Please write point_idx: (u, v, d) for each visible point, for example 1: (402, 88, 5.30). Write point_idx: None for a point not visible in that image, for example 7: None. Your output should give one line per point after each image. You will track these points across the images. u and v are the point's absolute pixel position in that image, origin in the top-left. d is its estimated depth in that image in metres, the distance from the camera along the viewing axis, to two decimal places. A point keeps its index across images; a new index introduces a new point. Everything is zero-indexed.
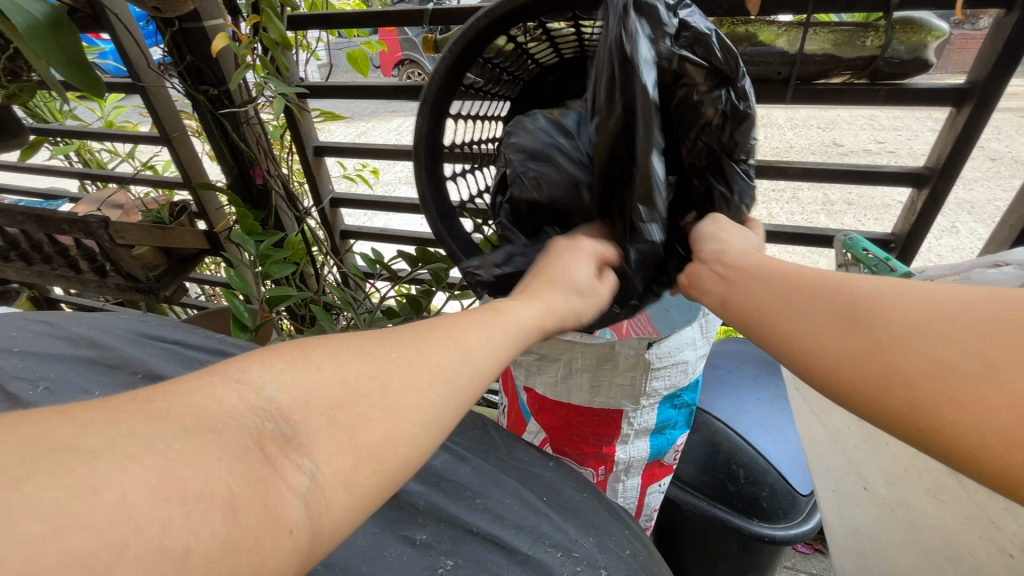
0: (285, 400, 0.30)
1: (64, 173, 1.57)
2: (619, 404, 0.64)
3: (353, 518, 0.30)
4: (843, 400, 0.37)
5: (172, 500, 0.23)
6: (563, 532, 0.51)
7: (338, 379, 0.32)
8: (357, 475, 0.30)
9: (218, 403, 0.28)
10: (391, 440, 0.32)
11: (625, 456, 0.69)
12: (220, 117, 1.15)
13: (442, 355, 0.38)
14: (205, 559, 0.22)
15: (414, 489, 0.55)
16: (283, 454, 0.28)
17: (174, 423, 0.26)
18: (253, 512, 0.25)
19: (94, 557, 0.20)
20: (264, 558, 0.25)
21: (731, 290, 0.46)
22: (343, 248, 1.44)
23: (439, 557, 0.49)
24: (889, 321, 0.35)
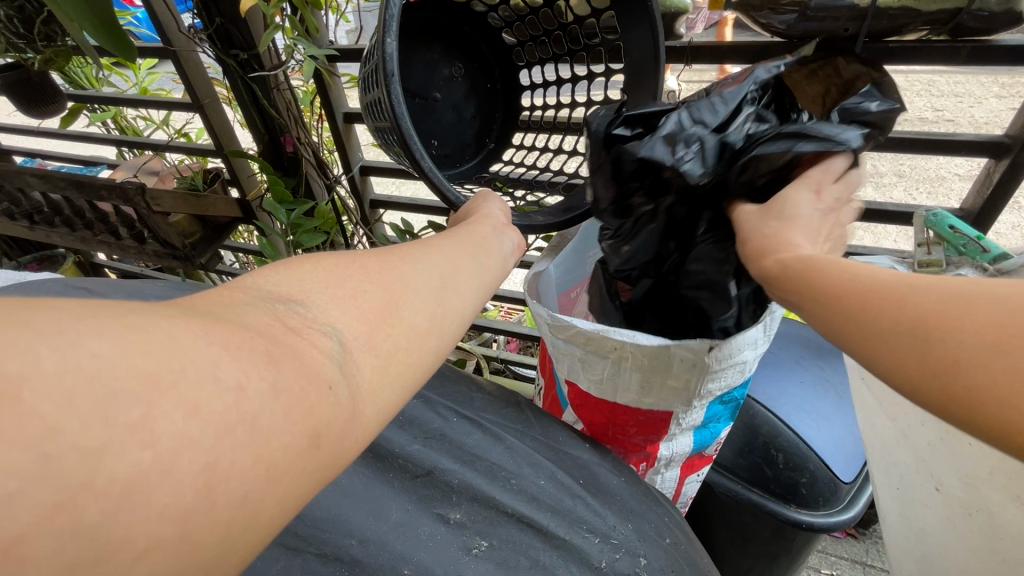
0: (284, 288, 0.30)
1: (103, 140, 1.59)
2: (671, 406, 0.60)
3: (390, 381, 0.31)
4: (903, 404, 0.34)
5: (218, 343, 0.24)
6: (601, 517, 0.50)
7: (318, 268, 0.33)
8: (377, 338, 0.31)
9: (223, 297, 0.29)
10: (392, 304, 0.33)
11: (667, 453, 0.67)
12: (251, 82, 1.12)
13: (415, 249, 0.39)
14: (258, 395, 0.24)
15: (447, 468, 0.54)
16: (304, 323, 0.29)
17: (200, 307, 0.27)
18: (289, 363, 0.26)
19: (159, 378, 0.22)
20: (311, 407, 0.26)
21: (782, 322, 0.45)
22: (372, 218, 1.43)
23: (472, 539, 0.48)
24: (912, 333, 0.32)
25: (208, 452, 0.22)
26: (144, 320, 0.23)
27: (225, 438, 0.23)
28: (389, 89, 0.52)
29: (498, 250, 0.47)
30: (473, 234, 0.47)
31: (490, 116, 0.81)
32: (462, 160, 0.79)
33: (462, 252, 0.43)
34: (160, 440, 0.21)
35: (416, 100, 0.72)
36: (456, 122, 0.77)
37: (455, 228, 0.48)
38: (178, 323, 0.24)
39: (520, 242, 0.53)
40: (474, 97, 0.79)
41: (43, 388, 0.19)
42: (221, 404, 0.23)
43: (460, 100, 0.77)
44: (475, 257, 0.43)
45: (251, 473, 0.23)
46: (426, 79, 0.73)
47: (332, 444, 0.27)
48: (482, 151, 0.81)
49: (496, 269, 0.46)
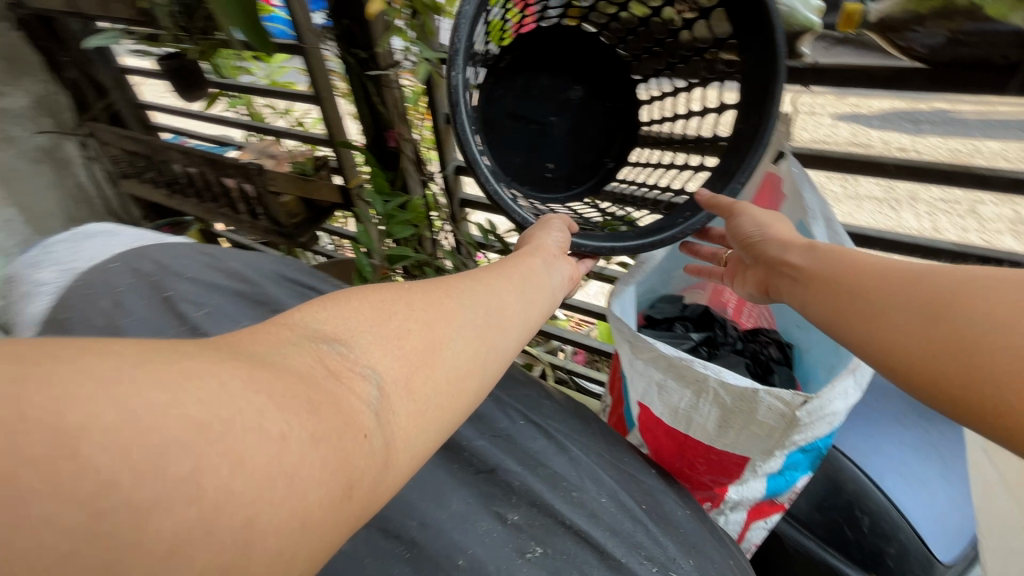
0: (329, 328, 0.34)
1: (233, 125, 1.77)
2: (749, 452, 0.57)
3: (423, 424, 0.34)
4: (916, 380, 0.43)
5: (264, 393, 0.27)
6: (659, 545, 0.52)
7: (363, 306, 0.36)
8: (414, 379, 0.34)
9: (272, 338, 0.32)
10: (431, 345, 0.36)
11: (736, 496, 0.64)
12: (367, 79, 1.21)
13: (461, 282, 0.42)
14: (296, 447, 0.27)
15: (511, 468, 0.57)
16: (345, 367, 0.32)
17: (247, 349, 0.30)
18: (328, 414, 0.29)
19: (210, 428, 0.24)
20: (345, 456, 0.29)
21: (805, 287, 0.54)
22: (460, 216, 1.48)
23: (529, 540, 0.52)
24: (946, 286, 0.43)
25: (247, 505, 0.24)
26: (198, 368, 0.26)
27: (265, 491, 0.25)
28: (461, 133, 0.54)
29: (547, 285, 0.50)
30: (522, 265, 0.49)
31: (607, 136, 0.82)
32: (578, 180, 0.82)
33: (509, 283, 0.46)
34: (206, 493, 0.23)
35: (529, 125, 0.78)
36: (572, 143, 0.80)
37: (507, 259, 0.51)
38: (227, 372, 0.27)
39: (572, 273, 0.57)
40: (594, 117, 0.81)
41: (100, 443, 0.22)
42: (263, 456, 0.25)
43: (576, 121, 0.80)
44: (521, 291, 0.46)
45: (287, 524, 0.26)
46: (541, 104, 0.78)
47: (359, 497, 0.29)
48: (600, 171, 0.82)
49: (544, 302, 0.48)
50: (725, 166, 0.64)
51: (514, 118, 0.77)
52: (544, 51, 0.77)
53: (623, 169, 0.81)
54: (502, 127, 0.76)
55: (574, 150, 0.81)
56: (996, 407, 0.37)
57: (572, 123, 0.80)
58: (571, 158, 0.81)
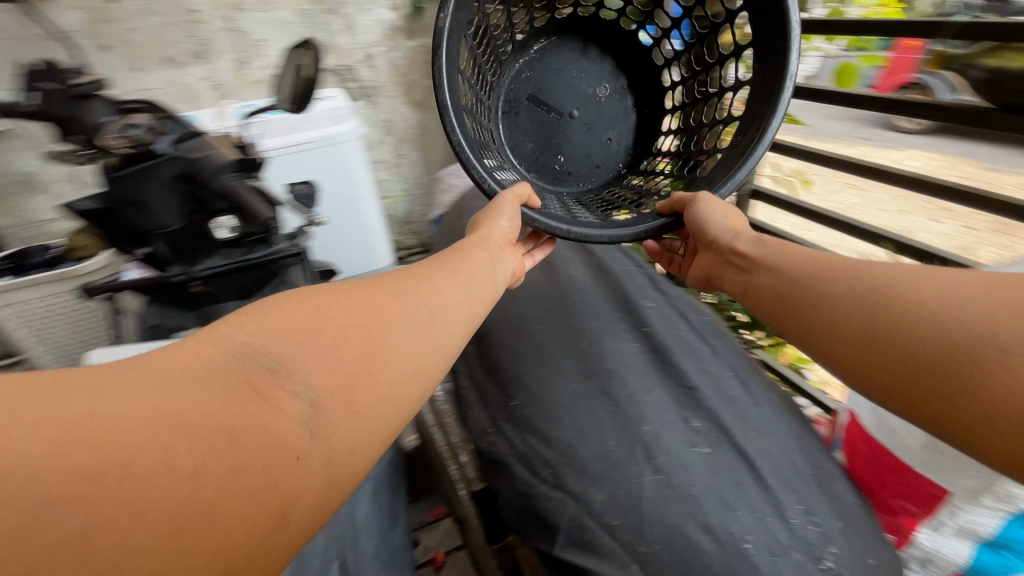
0: (257, 340, 0.29)
1: None
2: (952, 485, 0.49)
3: (369, 435, 0.29)
4: (858, 380, 0.39)
5: (171, 423, 0.23)
6: (815, 505, 0.48)
7: (297, 312, 0.32)
8: (355, 389, 0.29)
9: (191, 355, 0.28)
10: (373, 349, 0.32)
11: (931, 547, 0.50)
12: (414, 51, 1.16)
13: (401, 281, 0.38)
14: (215, 480, 0.22)
15: (711, 400, 0.56)
16: (275, 384, 0.28)
17: (157, 372, 0.25)
18: (255, 438, 0.24)
19: (102, 477, 0.20)
20: (277, 484, 0.24)
21: (750, 279, 0.50)
22: None
23: (726, 442, 0.52)
24: (886, 283, 0.39)
25: (154, 559, 0.20)
26: (90, 406, 0.22)
27: (177, 538, 0.21)
28: (438, 71, 0.49)
29: (490, 278, 0.46)
30: (461, 260, 0.45)
31: (632, 138, 0.69)
32: (589, 182, 0.68)
33: (451, 280, 0.41)
34: (99, 554, 0.19)
35: (547, 113, 0.66)
36: (592, 143, 0.67)
37: (444, 253, 0.46)
38: (128, 403, 0.23)
39: (516, 267, 0.53)
40: (618, 125, 0.68)
41: None
42: (172, 499, 0.21)
43: (600, 117, 0.67)
44: (464, 285, 0.42)
45: (212, 570, 0.21)
46: (566, 92, 0.66)
47: (300, 523, 0.25)
48: (614, 178, 0.68)
49: (488, 296, 0.44)
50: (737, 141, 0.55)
51: (535, 102, 0.66)
52: (578, 41, 0.69)
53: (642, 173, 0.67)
54: (519, 107, 0.66)
55: (590, 149, 0.67)
56: (953, 404, 0.33)
57: (592, 113, 0.67)
58: (585, 159, 0.67)
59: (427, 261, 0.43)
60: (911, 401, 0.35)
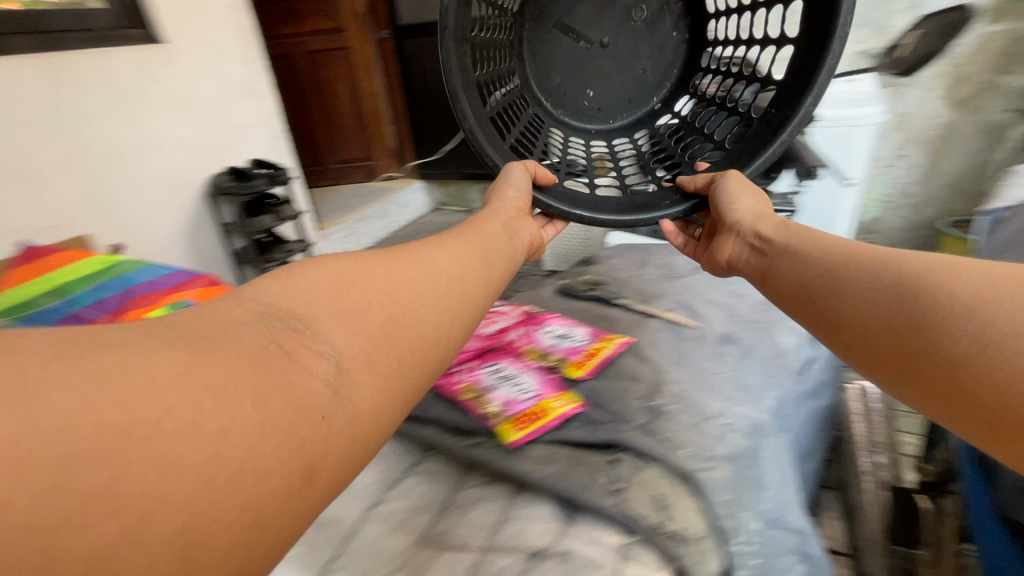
0: (284, 302, 0.29)
1: None
2: None
3: (391, 399, 0.29)
4: (882, 372, 0.37)
5: (198, 381, 0.23)
6: None
7: (322, 275, 0.32)
8: (378, 352, 0.29)
9: (220, 314, 0.28)
10: (394, 315, 0.31)
11: None
12: None
13: (422, 250, 0.38)
14: (242, 438, 0.22)
15: None
16: (301, 346, 0.27)
17: (186, 330, 0.25)
18: (281, 398, 0.24)
19: (131, 431, 0.20)
20: (302, 443, 0.24)
21: (772, 266, 0.49)
22: None
23: None
24: (918, 270, 0.37)
25: (182, 513, 0.20)
26: (121, 361, 0.22)
27: (205, 493, 0.21)
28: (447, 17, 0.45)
29: (507, 246, 0.46)
30: (480, 232, 0.45)
31: (665, 72, 0.65)
32: (614, 118, 0.66)
33: (470, 250, 0.41)
34: (127, 506, 0.19)
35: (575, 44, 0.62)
36: (623, 78, 0.64)
37: (463, 224, 0.46)
38: (157, 359, 0.23)
39: (533, 236, 0.53)
40: (659, 51, 0.63)
41: None
42: (199, 456, 0.21)
43: (631, 50, 0.63)
44: (484, 257, 0.42)
45: (237, 523, 0.21)
46: (596, 18, 0.61)
47: (325, 482, 0.25)
48: (644, 113, 0.66)
49: (507, 267, 0.44)
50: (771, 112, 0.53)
51: (565, 29, 0.61)
52: None
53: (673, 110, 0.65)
54: (546, 34, 0.62)
55: (617, 87, 0.64)
56: (982, 401, 0.30)
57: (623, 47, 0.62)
58: (612, 98, 0.65)
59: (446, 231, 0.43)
60: (938, 397, 0.33)
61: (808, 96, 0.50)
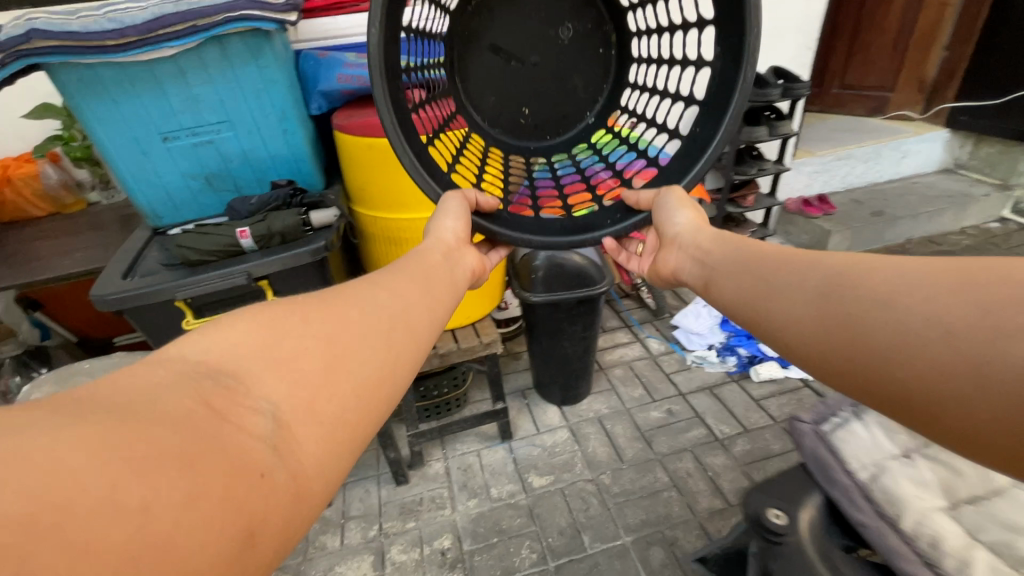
0: (215, 359, 0.28)
1: None
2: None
3: (339, 448, 0.28)
4: (814, 373, 0.36)
5: (116, 455, 0.21)
6: None
7: (256, 325, 0.31)
8: (319, 400, 0.28)
9: (144, 379, 0.26)
10: (336, 359, 0.31)
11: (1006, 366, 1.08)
12: None
13: (363, 290, 0.37)
14: (170, 509, 0.21)
15: None
16: (234, 402, 0.26)
17: (103, 402, 0.24)
18: (213, 460, 0.23)
19: (38, 520, 0.18)
20: (240, 505, 0.23)
21: (713, 277, 0.50)
22: None
23: None
24: (842, 271, 0.37)
25: None
26: (27, 444, 0.20)
27: None
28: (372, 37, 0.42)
29: (451, 280, 0.46)
30: (422, 268, 0.44)
31: (595, 88, 0.67)
32: (551, 133, 0.68)
33: (413, 286, 0.41)
34: None
35: (510, 64, 0.63)
36: (559, 95, 0.66)
37: (404, 260, 0.45)
38: (70, 437, 0.21)
39: (476, 266, 0.54)
40: (587, 72, 0.66)
41: None
42: (121, 535, 0.19)
43: (563, 68, 0.65)
44: (428, 291, 0.41)
45: None
46: (528, 37, 0.62)
47: (269, 545, 0.24)
48: (579, 125, 0.68)
49: (452, 302, 0.44)
50: (691, 138, 0.55)
51: (496, 49, 0.62)
52: None
53: (607, 122, 0.68)
54: (479, 54, 0.63)
55: (552, 103, 0.66)
56: (910, 398, 0.30)
57: (555, 67, 0.64)
58: (546, 112, 0.66)
59: (385, 268, 0.43)
60: (872, 394, 0.32)
61: (724, 116, 0.50)
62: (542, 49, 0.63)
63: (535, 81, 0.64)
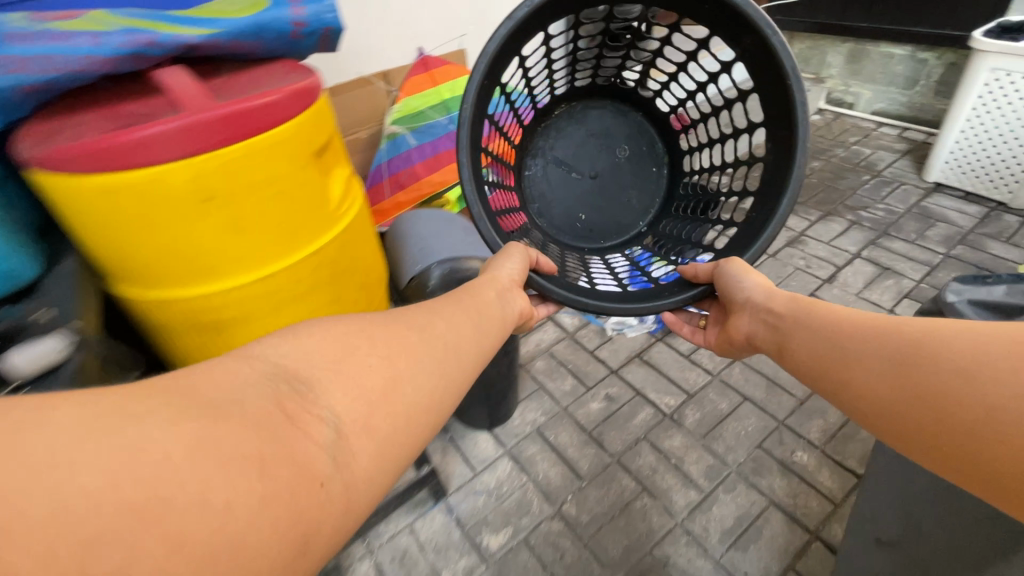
0: (291, 363, 0.31)
1: None
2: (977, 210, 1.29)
3: (386, 463, 0.31)
4: (904, 445, 0.39)
5: (209, 452, 0.24)
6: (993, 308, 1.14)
7: (328, 338, 0.34)
8: (374, 419, 0.31)
9: (232, 375, 0.29)
10: (393, 381, 0.33)
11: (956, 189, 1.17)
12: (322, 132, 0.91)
13: (421, 316, 0.40)
14: (247, 509, 0.24)
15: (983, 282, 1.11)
16: (304, 409, 0.29)
17: (200, 395, 0.27)
18: (283, 466, 0.26)
19: (146, 509, 0.22)
20: (302, 509, 0.26)
21: (782, 338, 0.51)
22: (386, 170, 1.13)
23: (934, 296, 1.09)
24: (913, 337, 0.40)
25: None
26: (143, 436, 0.24)
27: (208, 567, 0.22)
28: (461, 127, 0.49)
29: (501, 313, 0.48)
30: (477, 301, 0.47)
31: (648, 197, 0.71)
32: (608, 239, 0.71)
33: (465, 317, 0.43)
34: None
35: (570, 174, 0.70)
36: (614, 200, 0.70)
37: (458, 291, 0.48)
38: (174, 432, 0.24)
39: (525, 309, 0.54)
40: (642, 181, 0.71)
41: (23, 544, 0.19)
42: (206, 529, 0.23)
43: (618, 180, 0.70)
44: (477, 323, 0.44)
45: None
46: (587, 154, 0.70)
47: (319, 547, 0.27)
48: (632, 234, 0.71)
49: (497, 333, 0.46)
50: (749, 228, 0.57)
51: (557, 162, 0.70)
52: (599, 102, 0.72)
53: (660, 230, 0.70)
54: (543, 166, 0.69)
55: (609, 207, 0.70)
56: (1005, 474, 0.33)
57: (611, 177, 0.70)
58: (601, 216, 0.70)
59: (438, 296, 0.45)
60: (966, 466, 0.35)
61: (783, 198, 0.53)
62: (599, 162, 0.70)
63: (592, 188, 0.70)
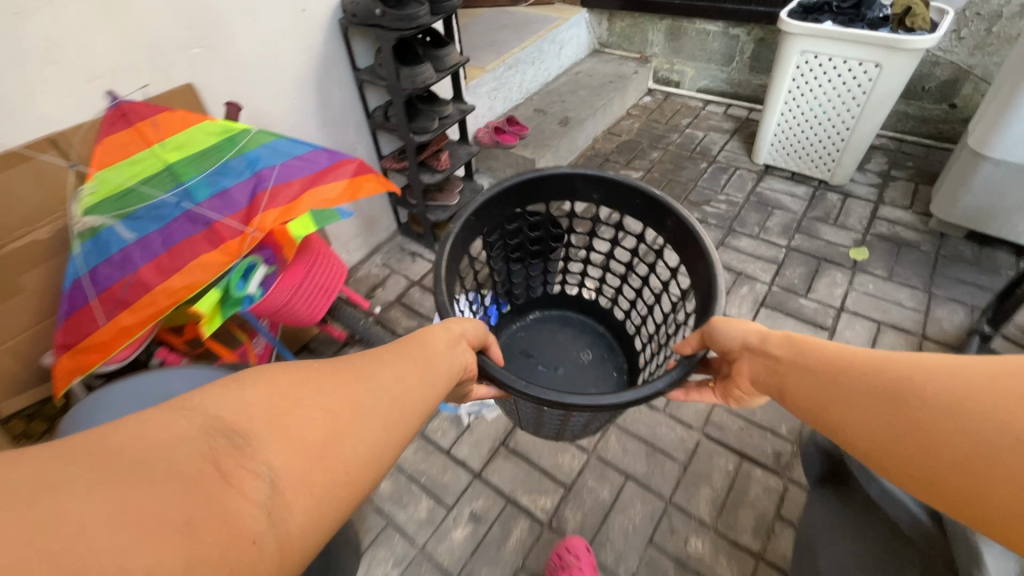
0: (231, 415, 0.30)
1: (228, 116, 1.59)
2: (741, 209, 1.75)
3: (324, 520, 0.30)
4: (897, 481, 0.40)
5: (130, 519, 0.24)
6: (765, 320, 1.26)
7: (271, 388, 0.33)
8: (314, 475, 0.31)
9: (166, 429, 0.28)
10: (336, 435, 0.33)
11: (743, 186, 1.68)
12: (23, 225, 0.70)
13: (369, 366, 0.40)
14: (171, 575, 0.23)
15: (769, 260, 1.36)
16: (239, 465, 0.29)
17: (127, 456, 0.26)
18: (214, 527, 0.25)
19: None
20: (231, 571, 0.25)
21: (782, 381, 0.54)
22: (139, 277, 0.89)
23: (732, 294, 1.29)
24: (903, 374, 0.41)
25: None
26: (63, 504, 0.23)
27: None
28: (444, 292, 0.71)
29: (450, 363, 0.48)
30: (427, 351, 0.47)
31: (600, 361, 1.12)
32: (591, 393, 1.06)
33: (413, 367, 0.43)
34: None
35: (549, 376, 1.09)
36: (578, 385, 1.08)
37: (407, 339, 0.48)
38: (96, 498, 0.24)
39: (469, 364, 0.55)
40: (604, 376, 1.09)
41: None
42: None
43: (582, 366, 1.11)
44: (425, 373, 0.44)
45: None
46: (563, 353, 1.13)
47: None
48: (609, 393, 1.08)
49: (445, 383, 0.46)
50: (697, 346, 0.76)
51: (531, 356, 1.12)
52: (556, 313, 1.19)
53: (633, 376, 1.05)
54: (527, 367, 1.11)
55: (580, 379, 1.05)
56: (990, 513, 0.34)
57: (574, 371, 1.09)
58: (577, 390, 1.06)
59: (386, 345, 0.45)
60: (958, 507, 0.36)
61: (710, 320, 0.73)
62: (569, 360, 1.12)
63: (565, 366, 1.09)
